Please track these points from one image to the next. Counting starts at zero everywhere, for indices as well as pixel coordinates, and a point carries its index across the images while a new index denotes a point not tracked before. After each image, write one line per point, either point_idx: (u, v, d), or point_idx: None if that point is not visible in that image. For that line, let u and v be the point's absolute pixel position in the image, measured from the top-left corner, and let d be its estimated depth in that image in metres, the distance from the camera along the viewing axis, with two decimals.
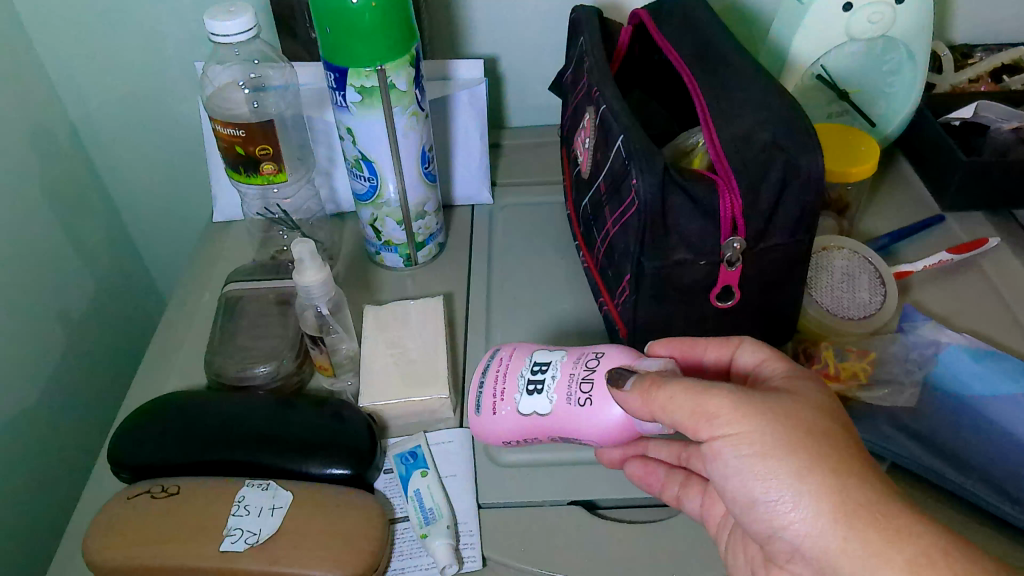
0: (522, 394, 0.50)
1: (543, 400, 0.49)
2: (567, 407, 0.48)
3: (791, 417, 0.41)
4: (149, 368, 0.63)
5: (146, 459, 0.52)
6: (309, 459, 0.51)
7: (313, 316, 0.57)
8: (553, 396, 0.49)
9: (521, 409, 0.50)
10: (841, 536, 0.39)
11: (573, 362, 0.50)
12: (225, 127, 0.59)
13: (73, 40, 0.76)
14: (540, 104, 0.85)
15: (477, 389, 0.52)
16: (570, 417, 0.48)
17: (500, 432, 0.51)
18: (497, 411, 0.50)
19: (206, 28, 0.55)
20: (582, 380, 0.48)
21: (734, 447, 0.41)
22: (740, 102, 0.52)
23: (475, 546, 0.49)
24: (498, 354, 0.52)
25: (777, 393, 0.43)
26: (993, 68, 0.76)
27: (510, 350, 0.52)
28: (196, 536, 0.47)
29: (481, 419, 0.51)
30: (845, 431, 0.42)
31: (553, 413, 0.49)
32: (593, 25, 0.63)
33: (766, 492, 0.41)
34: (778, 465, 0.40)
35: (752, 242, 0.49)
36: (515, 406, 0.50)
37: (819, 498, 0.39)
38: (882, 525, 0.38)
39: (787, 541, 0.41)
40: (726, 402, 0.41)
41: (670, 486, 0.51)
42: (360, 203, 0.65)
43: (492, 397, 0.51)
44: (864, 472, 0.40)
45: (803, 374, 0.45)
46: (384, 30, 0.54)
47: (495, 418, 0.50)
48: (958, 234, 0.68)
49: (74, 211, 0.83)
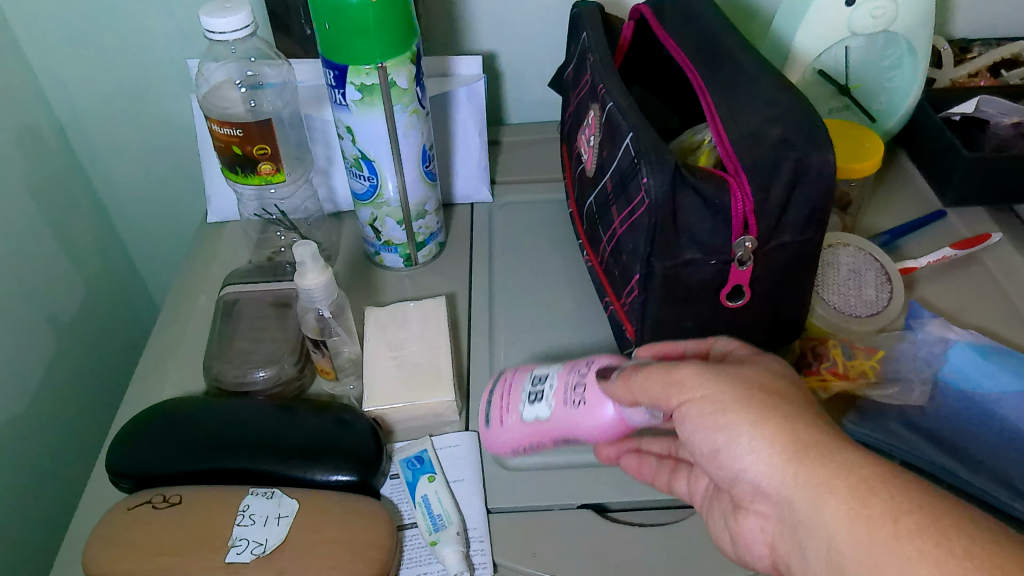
0: (523, 404, 0.52)
1: (543, 407, 0.51)
2: (564, 410, 0.50)
3: (747, 378, 0.42)
4: (145, 374, 0.61)
5: (145, 468, 0.51)
6: (313, 465, 0.50)
7: (314, 318, 0.56)
8: (552, 402, 0.50)
9: (525, 417, 0.51)
10: (792, 474, 0.38)
11: (568, 372, 0.51)
12: (221, 126, 0.57)
13: (60, 35, 0.74)
14: (538, 100, 0.84)
15: (487, 404, 0.54)
16: (568, 419, 0.50)
17: (508, 442, 0.52)
18: (503, 421, 0.52)
19: (202, 25, 0.54)
20: (576, 385, 0.50)
21: (697, 409, 0.41)
22: (749, 98, 0.51)
23: (486, 552, 0.49)
24: (503, 376, 0.55)
25: (739, 364, 0.43)
26: (991, 63, 0.77)
27: (514, 371, 0.55)
28: (201, 546, 0.46)
29: (491, 432, 0.53)
30: (801, 395, 0.42)
31: (552, 417, 0.50)
32: (594, 19, 0.63)
33: (727, 444, 0.40)
34: (734, 417, 0.40)
35: (764, 241, 0.48)
36: (518, 415, 0.52)
37: (772, 439, 0.39)
38: (826, 460, 0.37)
39: (752, 490, 0.40)
40: (691, 371, 0.42)
41: (661, 474, 0.50)
42: (359, 203, 0.63)
43: (499, 409, 0.53)
44: (818, 423, 0.40)
45: (768, 353, 0.46)
46: (385, 26, 0.52)
47: (502, 428, 0.52)
48: (960, 229, 0.68)
49: (63, 213, 0.82)
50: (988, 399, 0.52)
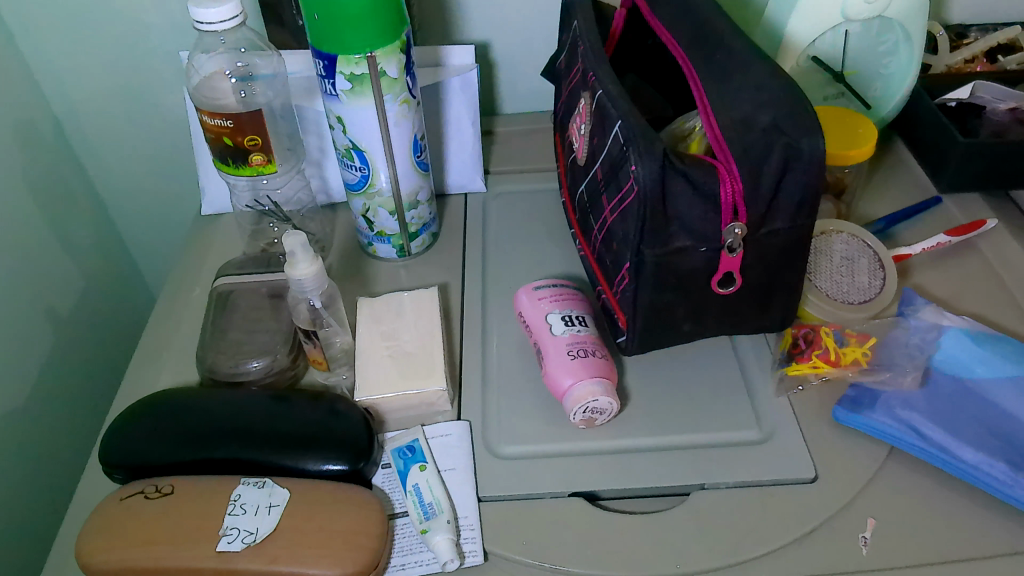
0: (559, 314, 0.57)
1: (563, 326, 0.56)
2: (559, 346, 0.54)
3: None
4: (139, 366, 0.62)
5: (138, 459, 0.51)
6: (305, 455, 0.50)
7: (306, 310, 0.56)
8: (565, 333, 0.55)
9: (548, 315, 0.57)
10: None
11: (594, 341, 0.55)
12: (212, 117, 0.57)
13: (54, 27, 0.74)
14: (532, 90, 0.84)
15: (549, 284, 0.60)
16: (553, 351, 0.54)
17: (525, 310, 0.58)
18: (542, 301, 0.58)
19: (191, 16, 0.54)
20: (581, 349, 0.54)
21: None
22: (738, 84, 0.51)
23: (476, 541, 0.49)
24: (575, 291, 0.60)
25: None
26: (988, 48, 0.76)
27: (582, 299, 0.59)
28: (192, 536, 0.47)
29: (529, 294, 0.59)
30: None
31: (556, 338, 0.55)
32: (586, 7, 0.62)
33: None
34: None
35: (754, 228, 0.48)
36: (546, 312, 0.57)
37: None
38: None
39: None
40: None
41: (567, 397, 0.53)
42: (351, 193, 0.64)
43: (554, 294, 0.58)
44: None
45: None
46: (374, 15, 0.52)
47: (537, 300, 0.58)
48: (955, 215, 0.67)
49: (60, 206, 0.82)
50: (978, 385, 0.52)
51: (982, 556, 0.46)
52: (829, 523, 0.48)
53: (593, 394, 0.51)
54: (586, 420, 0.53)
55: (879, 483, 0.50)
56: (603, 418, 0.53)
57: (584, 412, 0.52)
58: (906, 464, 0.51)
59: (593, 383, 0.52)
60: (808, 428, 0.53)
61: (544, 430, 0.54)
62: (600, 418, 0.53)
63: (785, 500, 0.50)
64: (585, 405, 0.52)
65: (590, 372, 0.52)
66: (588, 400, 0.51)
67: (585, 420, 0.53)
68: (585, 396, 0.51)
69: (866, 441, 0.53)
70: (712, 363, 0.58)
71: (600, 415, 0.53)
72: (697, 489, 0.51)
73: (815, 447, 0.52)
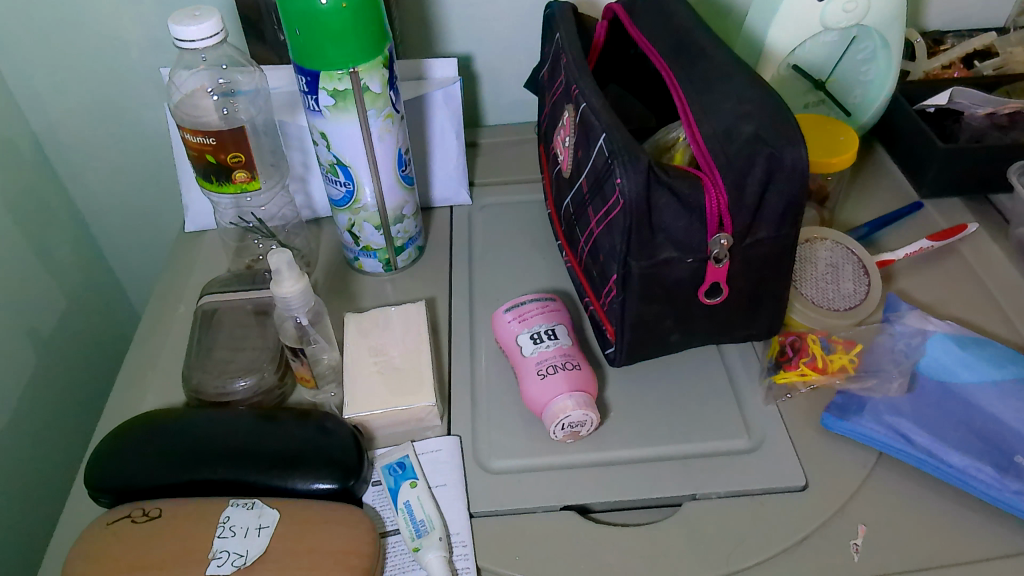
0: (528, 333, 0.57)
1: (531, 346, 0.56)
2: (532, 367, 0.54)
3: None
4: (122, 386, 0.61)
5: (124, 483, 0.50)
6: (294, 474, 0.50)
7: (293, 327, 0.56)
8: (535, 352, 0.55)
9: (519, 337, 0.57)
10: None
11: (570, 352, 0.55)
12: (194, 135, 0.57)
13: (30, 44, 0.73)
14: (515, 101, 0.84)
15: (521, 302, 0.59)
16: (528, 373, 0.55)
17: (500, 333, 0.58)
18: (513, 322, 0.58)
19: (172, 33, 0.53)
20: (552, 363, 0.54)
21: None
22: (720, 96, 0.51)
23: (469, 556, 0.48)
24: (546, 301, 0.59)
25: None
26: (964, 54, 0.77)
27: (553, 309, 0.59)
28: (180, 561, 0.46)
29: (500, 317, 0.59)
30: None
31: (527, 358, 0.55)
32: (568, 20, 0.62)
33: None
34: None
35: (740, 237, 0.49)
36: (516, 333, 0.57)
37: None
38: None
39: None
40: None
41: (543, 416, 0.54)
42: (337, 208, 0.63)
43: (520, 315, 0.58)
44: None
45: None
46: (357, 31, 0.52)
47: (508, 323, 0.58)
48: (936, 220, 0.68)
49: (40, 226, 0.81)
50: (964, 389, 0.52)
51: (972, 560, 0.46)
52: (820, 530, 0.48)
53: (565, 409, 0.51)
54: (571, 435, 0.53)
55: (868, 490, 0.50)
56: (587, 429, 0.53)
57: (564, 428, 0.52)
58: (895, 468, 0.52)
59: (568, 398, 0.52)
60: (797, 435, 0.54)
61: (534, 443, 0.54)
62: (584, 430, 0.53)
63: (776, 508, 0.50)
64: (562, 421, 0.52)
65: (563, 389, 0.53)
66: (563, 417, 0.52)
67: (569, 435, 0.53)
68: (559, 412, 0.52)
69: (855, 447, 0.53)
70: (701, 372, 0.58)
71: (582, 428, 0.53)
72: (689, 499, 0.51)
73: (805, 454, 0.53)
